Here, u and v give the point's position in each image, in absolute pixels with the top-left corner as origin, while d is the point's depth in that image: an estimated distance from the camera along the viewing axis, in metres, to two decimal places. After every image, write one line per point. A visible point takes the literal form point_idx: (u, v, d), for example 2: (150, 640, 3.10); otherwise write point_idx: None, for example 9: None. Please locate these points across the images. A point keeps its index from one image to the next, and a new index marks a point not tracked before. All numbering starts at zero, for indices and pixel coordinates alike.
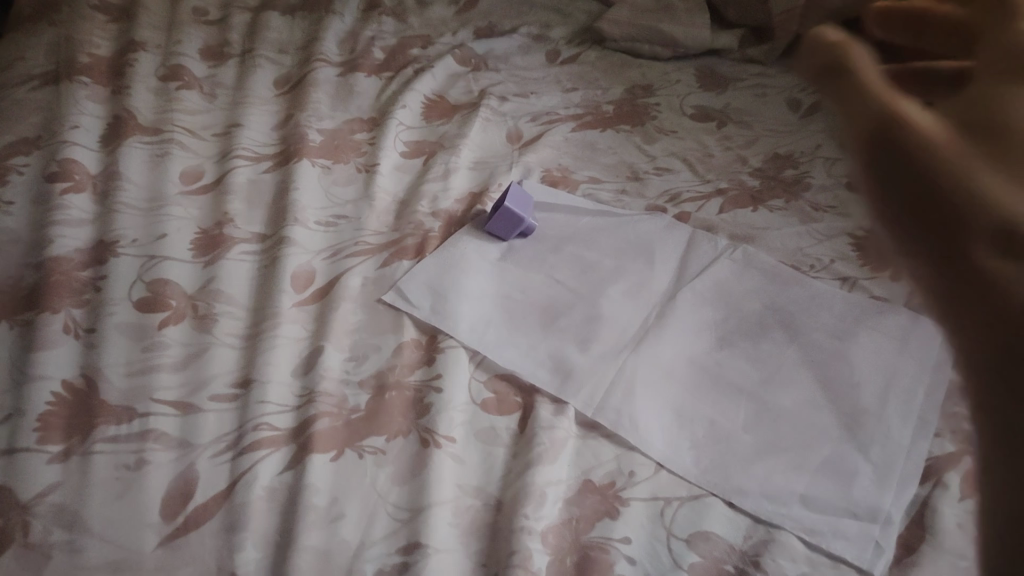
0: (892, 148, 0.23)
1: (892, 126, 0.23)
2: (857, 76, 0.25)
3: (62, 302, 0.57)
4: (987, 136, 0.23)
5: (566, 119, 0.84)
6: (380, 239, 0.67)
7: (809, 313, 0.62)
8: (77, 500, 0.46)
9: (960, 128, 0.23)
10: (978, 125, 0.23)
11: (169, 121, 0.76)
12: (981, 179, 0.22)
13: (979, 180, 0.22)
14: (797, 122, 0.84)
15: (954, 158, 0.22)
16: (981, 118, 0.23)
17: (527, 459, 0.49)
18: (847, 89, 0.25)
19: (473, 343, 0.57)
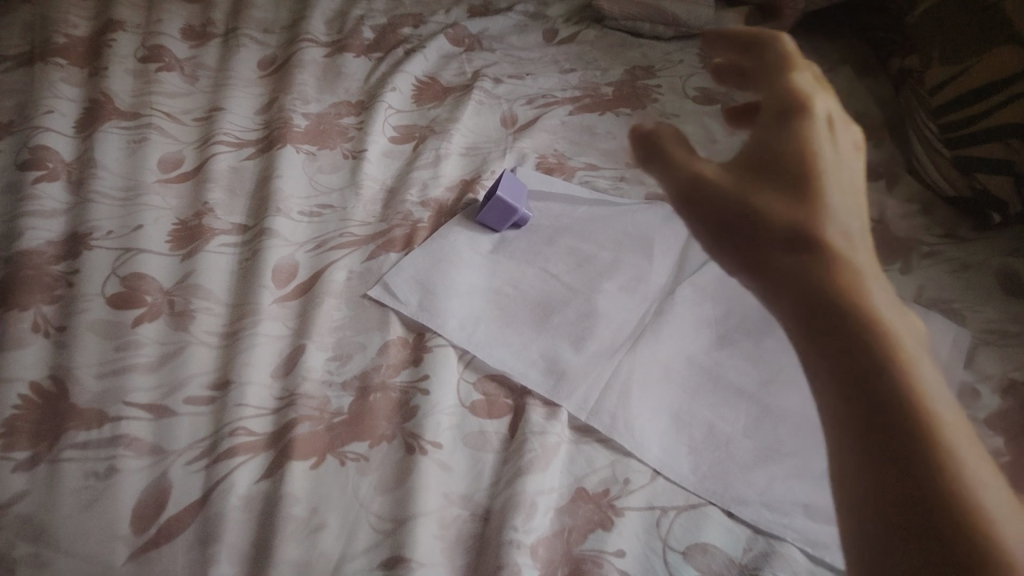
0: (699, 205, 0.36)
1: (694, 183, 0.36)
2: (668, 154, 0.38)
3: (32, 299, 0.55)
4: (765, 171, 0.34)
5: (563, 101, 0.80)
6: (366, 230, 0.64)
7: None
8: (44, 510, 0.44)
9: (743, 168, 0.35)
10: (764, 162, 0.34)
11: (148, 106, 0.73)
12: (764, 203, 0.33)
13: (758, 206, 0.33)
14: None
15: (738, 192, 0.34)
16: (767, 156, 0.34)
17: (518, 466, 0.47)
18: (665, 166, 0.38)
19: (462, 342, 0.55)
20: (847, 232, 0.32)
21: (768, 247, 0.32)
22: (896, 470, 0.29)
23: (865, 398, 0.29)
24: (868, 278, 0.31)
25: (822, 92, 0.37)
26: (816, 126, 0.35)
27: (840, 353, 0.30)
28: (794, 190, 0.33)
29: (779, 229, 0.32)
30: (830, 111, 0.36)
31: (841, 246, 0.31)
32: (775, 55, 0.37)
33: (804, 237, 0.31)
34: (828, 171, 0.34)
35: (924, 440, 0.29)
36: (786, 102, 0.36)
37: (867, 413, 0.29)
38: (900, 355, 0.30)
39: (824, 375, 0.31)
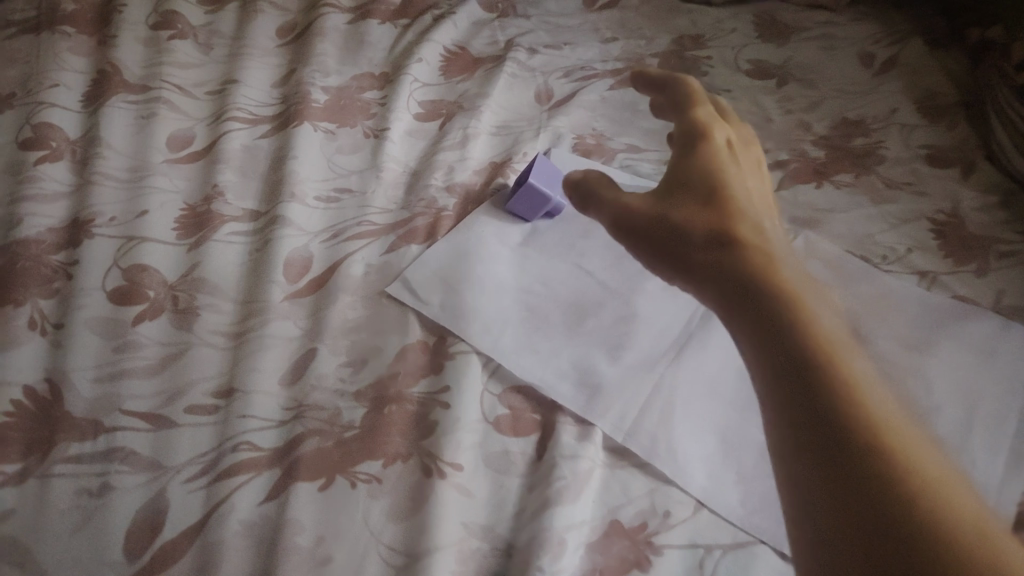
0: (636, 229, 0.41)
1: (620, 216, 0.42)
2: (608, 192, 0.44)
3: (29, 294, 0.51)
4: (684, 194, 0.41)
5: (603, 74, 0.74)
6: (386, 218, 0.59)
7: (880, 320, 0.52)
8: (32, 532, 0.41)
9: (670, 190, 0.41)
10: (683, 183, 0.41)
11: (158, 77, 0.69)
12: (689, 214, 0.40)
13: (681, 217, 0.40)
14: (869, 80, 0.74)
15: (665, 208, 0.41)
16: (684, 179, 0.42)
17: (545, 495, 0.42)
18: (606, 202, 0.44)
19: (486, 348, 0.50)
20: (757, 231, 0.39)
21: (692, 248, 0.39)
22: (820, 418, 0.32)
23: (783, 358, 0.34)
24: (777, 259, 0.38)
25: (721, 124, 0.45)
26: (718, 151, 0.43)
27: (760, 322, 0.35)
28: (711, 203, 0.40)
29: (701, 229, 0.39)
30: (727, 142, 0.44)
31: (751, 239, 0.38)
32: (677, 100, 0.46)
33: (724, 234, 0.38)
34: (736, 186, 0.41)
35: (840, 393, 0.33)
36: (692, 133, 0.43)
37: (785, 370, 0.34)
38: (807, 319, 0.35)
39: (751, 344, 0.36)
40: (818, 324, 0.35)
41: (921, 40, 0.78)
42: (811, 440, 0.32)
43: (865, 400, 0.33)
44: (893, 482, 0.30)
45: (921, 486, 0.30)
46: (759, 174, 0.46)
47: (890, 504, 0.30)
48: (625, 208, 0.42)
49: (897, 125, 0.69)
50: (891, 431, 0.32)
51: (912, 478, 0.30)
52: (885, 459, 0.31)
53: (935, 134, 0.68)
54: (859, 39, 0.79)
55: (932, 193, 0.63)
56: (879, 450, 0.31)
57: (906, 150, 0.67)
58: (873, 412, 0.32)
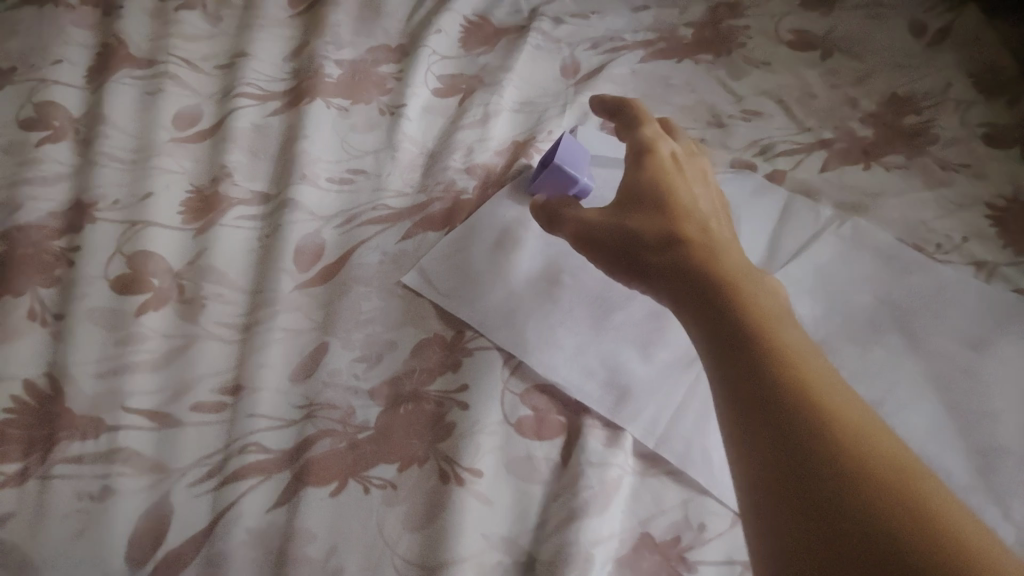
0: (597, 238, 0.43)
1: (580, 229, 0.44)
2: (572, 207, 0.46)
3: (29, 282, 0.49)
4: (638, 203, 0.43)
5: (633, 46, 0.70)
6: (403, 202, 0.56)
7: (933, 316, 0.49)
8: (30, 537, 0.39)
9: (628, 199, 0.44)
10: (635, 190, 0.44)
11: (164, 51, 0.66)
12: (639, 217, 0.43)
13: (635, 221, 0.42)
14: (920, 53, 0.69)
15: (619, 214, 0.43)
16: (635, 186, 0.44)
17: (571, 506, 0.40)
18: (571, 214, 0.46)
19: (509, 343, 0.47)
20: (701, 228, 0.42)
21: (643, 248, 0.41)
22: (761, 388, 0.33)
23: (722, 336, 0.35)
24: (719, 249, 0.40)
25: (667, 142, 0.49)
26: (666, 165, 0.46)
27: (699, 306, 0.37)
28: (658, 206, 0.43)
29: (651, 229, 0.42)
30: (675, 158, 0.47)
31: (694, 235, 0.41)
32: (630, 120, 0.51)
33: (669, 232, 0.41)
34: (681, 192, 0.44)
35: (785, 366, 0.33)
36: (639, 147, 0.47)
37: (724, 346, 0.35)
38: (746, 299, 0.37)
39: (695, 328, 0.37)
40: (756, 302, 0.37)
41: (976, 8, 0.72)
42: (753, 412, 0.32)
43: (808, 371, 0.33)
44: (834, 441, 0.30)
45: (861, 442, 0.30)
46: (707, 184, 0.49)
47: (831, 462, 0.29)
48: (586, 219, 0.44)
49: (950, 102, 0.64)
50: (830, 395, 0.32)
51: (853, 435, 0.30)
52: (824, 420, 0.31)
53: (991, 111, 0.63)
54: (910, 7, 0.74)
55: (990, 176, 0.58)
56: (820, 414, 0.31)
57: (961, 128, 0.62)
58: (814, 379, 0.33)
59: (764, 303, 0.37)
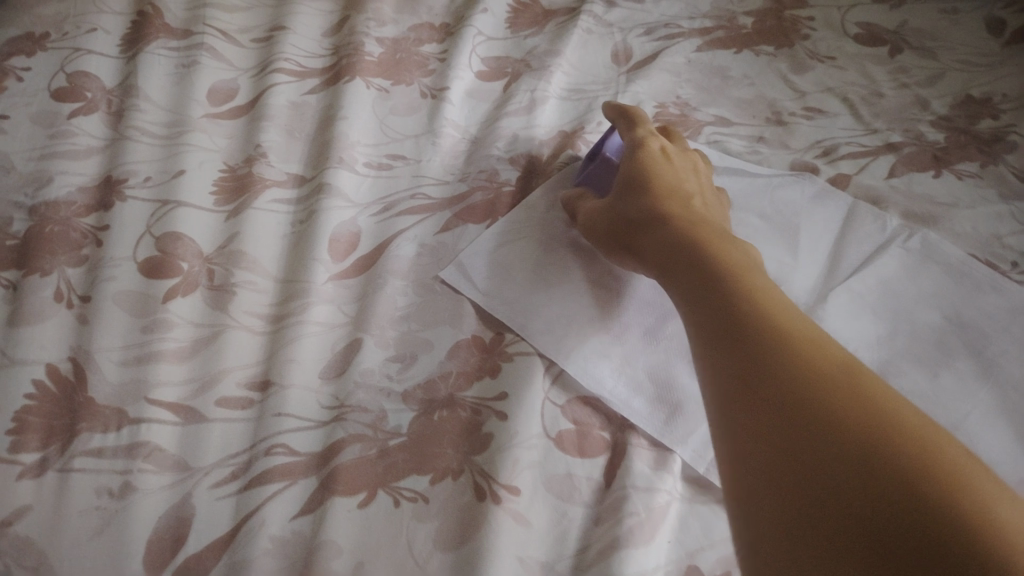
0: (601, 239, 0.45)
1: (589, 221, 0.46)
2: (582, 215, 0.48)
3: (55, 262, 0.47)
4: (629, 188, 0.45)
5: (690, 33, 0.67)
6: (442, 191, 0.53)
7: (1009, 341, 0.45)
8: (47, 533, 0.37)
9: (620, 189, 0.45)
10: (625, 182, 0.45)
11: (201, 22, 0.63)
12: (627, 203, 0.44)
13: (624, 207, 0.44)
14: (998, 52, 0.65)
15: (611, 205, 0.45)
16: (626, 178, 0.46)
17: (614, 533, 0.37)
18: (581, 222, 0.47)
19: (550, 350, 0.44)
20: (684, 204, 0.43)
21: (632, 225, 0.43)
22: (728, 328, 0.32)
23: (697, 289, 0.35)
24: (699, 218, 0.41)
25: (660, 137, 0.49)
26: (656, 154, 0.47)
27: (677, 267, 0.38)
28: (643, 188, 0.44)
29: (636, 208, 0.43)
30: (666, 148, 0.48)
31: (676, 208, 0.42)
32: (626, 116, 0.51)
33: (650, 208, 0.42)
34: (670, 176, 0.45)
35: (750, 308, 0.32)
36: (633, 140, 0.48)
37: (697, 298, 0.35)
38: (721, 255, 0.37)
39: (672, 287, 0.38)
40: (730, 257, 0.37)
41: None
42: (718, 351, 0.31)
43: (774, 309, 0.33)
44: (796, 367, 0.29)
45: (826, 370, 0.29)
46: (702, 176, 0.48)
47: (817, 411, 0.27)
48: (590, 213, 0.47)
49: None
50: (793, 327, 0.31)
51: (814, 361, 0.29)
52: (809, 373, 0.29)
53: None
54: (986, 3, 0.69)
55: None
56: (782, 343, 0.30)
57: None
58: (785, 320, 0.32)
59: (736, 255, 0.37)
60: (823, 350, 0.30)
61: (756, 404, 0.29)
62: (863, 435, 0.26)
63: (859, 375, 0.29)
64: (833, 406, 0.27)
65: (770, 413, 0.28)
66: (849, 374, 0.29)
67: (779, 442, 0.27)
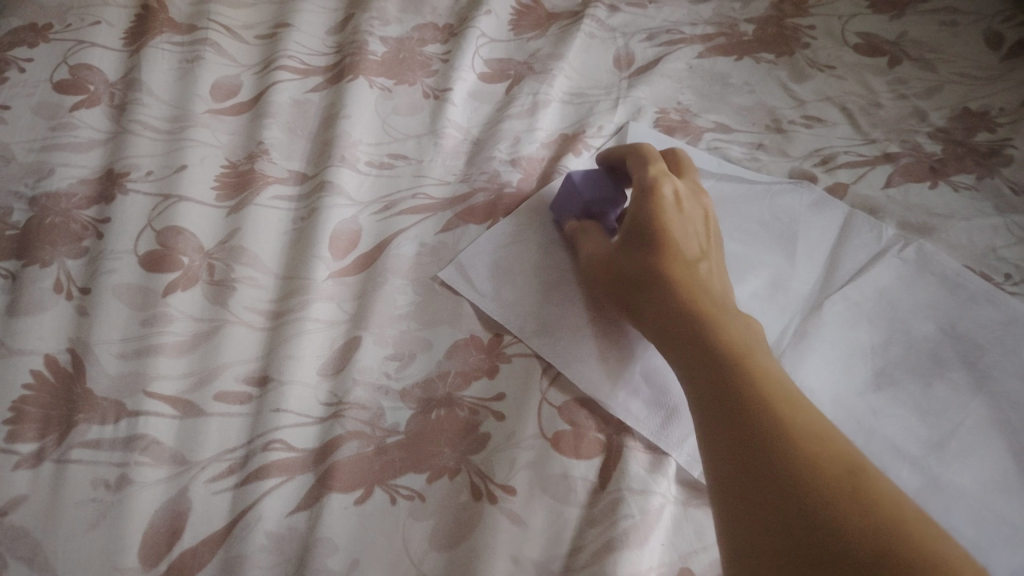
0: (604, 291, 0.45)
1: (589, 263, 0.46)
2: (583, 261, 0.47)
3: (55, 253, 0.47)
4: (634, 242, 0.44)
5: (692, 39, 0.67)
6: (443, 192, 0.53)
7: (1003, 353, 0.45)
8: (43, 524, 0.37)
9: (623, 239, 0.45)
10: (630, 231, 0.44)
11: (205, 17, 0.64)
12: (627, 260, 0.43)
13: (625, 261, 0.43)
14: (996, 65, 0.65)
15: (611, 260, 0.44)
16: (631, 227, 0.44)
17: (609, 534, 0.38)
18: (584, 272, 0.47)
19: (548, 353, 0.45)
20: (689, 266, 0.42)
21: (632, 285, 0.42)
22: (732, 423, 0.33)
23: (699, 373, 0.36)
24: (702, 288, 0.41)
25: (671, 178, 0.47)
26: (665, 201, 0.45)
27: (681, 344, 0.38)
28: (646, 242, 0.43)
29: (639, 267, 0.42)
30: (677, 193, 0.46)
31: (681, 270, 0.42)
32: (636, 156, 0.49)
33: (651, 269, 0.42)
34: (678, 229, 0.44)
35: (755, 401, 0.33)
36: (642, 185, 0.46)
37: (701, 384, 0.35)
38: (726, 337, 0.37)
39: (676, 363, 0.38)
40: (733, 339, 0.37)
41: None
42: (723, 448, 0.32)
43: (779, 400, 0.33)
44: (802, 468, 0.30)
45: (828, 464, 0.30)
46: (711, 224, 0.47)
47: (823, 504, 0.28)
48: (591, 258, 0.46)
49: None
50: (798, 420, 0.32)
51: (817, 455, 0.30)
52: (811, 466, 0.30)
53: None
54: (985, 16, 0.70)
55: None
56: (789, 443, 0.31)
57: None
58: (790, 406, 0.33)
59: (740, 336, 0.37)
60: (831, 451, 0.31)
61: (759, 511, 0.30)
62: (871, 550, 0.26)
63: (865, 475, 0.29)
64: (840, 511, 0.28)
65: (774, 507, 0.29)
66: (856, 475, 0.29)
67: (782, 555, 0.28)
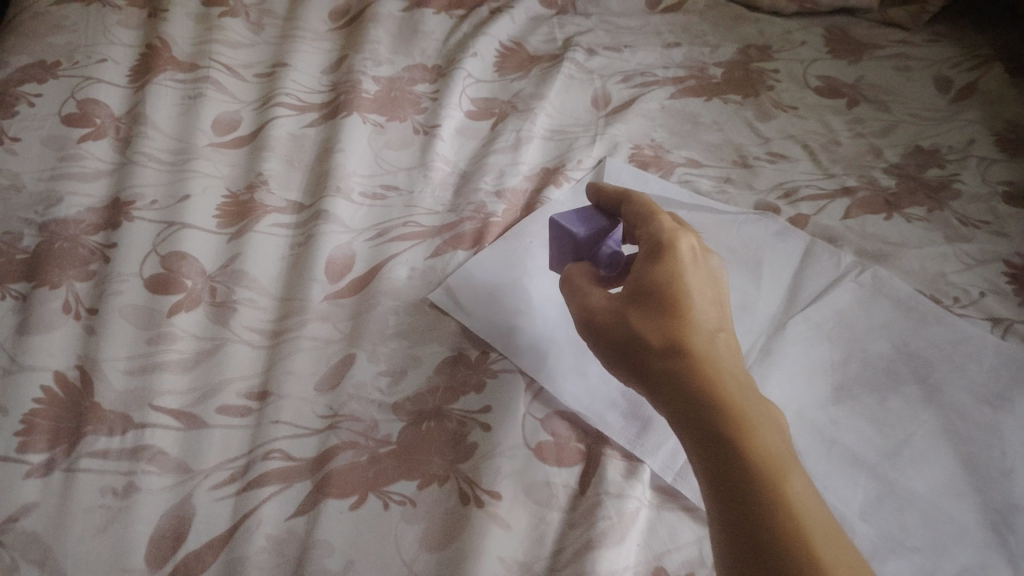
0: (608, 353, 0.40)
1: (589, 314, 0.42)
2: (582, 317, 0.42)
3: (64, 276, 0.50)
4: (645, 301, 0.39)
5: (664, 81, 0.72)
6: (433, 221, 0.57)
7: (952, 368, 0.49)
8: (53, 529, 0.39)
9: (633, 297, 0.40)
10: (641, 295, 0.40)
11: (207, 56, 0.67)
12: (638, 322, 0.39)
13: (635, 321, 0.39)
14: (945, 106, 0.71)
15: (617, 318, 0.40)
16: (643, 284, 0.40)
17: (588, 535, 0.40)
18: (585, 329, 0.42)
19: (532, 369, 0.48)
20: (709, 336, 0.37)
21: (646, 352, 0.37)
22: (761, 555, 0.30)
23: (722, 482, 0.32)
24: (724, 364, 0.36)
25: (688, 233, 0.43)
26: (682, 258, 0.41)
27: (701, 439, 0.34)
28: (660, 307, 0.38)
29: (655, 333, 0.38)
30: (695, 249, 0.42)
31: (701, 342, 0.37)
32: (641, 212, 0.45)
33: (670, 337, 0.37)
34: (695, 294, 0.39)
35: (783, 532, 0.30)
36: (656, 241, 0.42)
37: (723, 494, 0.32)
38: (754, 441, 0.33)
39: (695, 459, 0.34)
40: (761, 443, 0.33)
41: (1001, 66, 0.74)
42: None
43: (810, 534, 0.30)
44: None
45: None
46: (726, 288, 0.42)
47: None
48: (595, 311, 0.41)
49: (974, 158, 0.65)
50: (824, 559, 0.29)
51: None
52: None
53: (1014, 168, 0.64)
54: (935, 62, 0.76)
55: (1011, 233, 0.59)
56: None
57: (983, 185, 0.63)
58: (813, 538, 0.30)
59: (766, 436, 0.33)
60: None
61: None
62: None
63: None
64: None
65: None
66: None
67: None
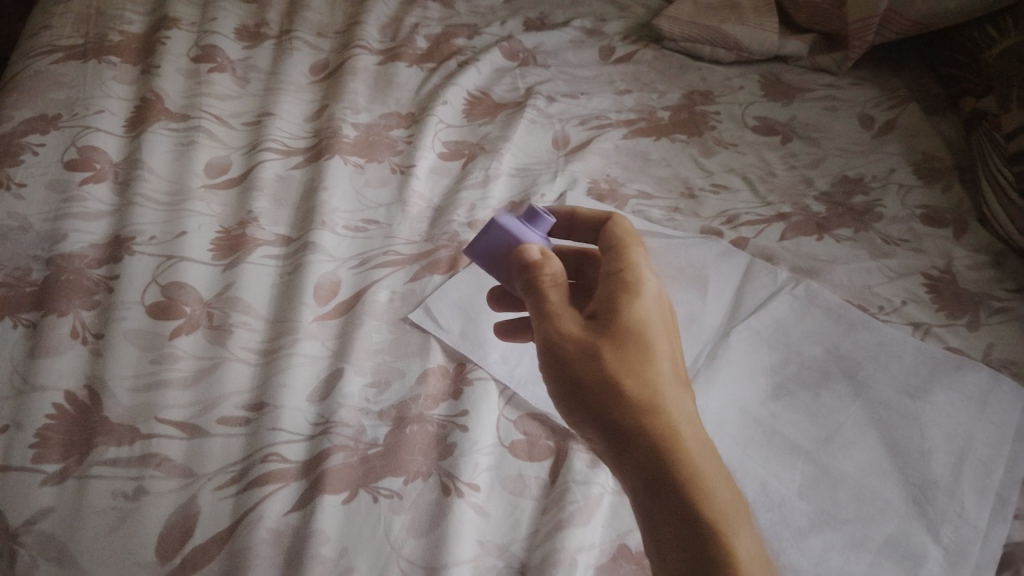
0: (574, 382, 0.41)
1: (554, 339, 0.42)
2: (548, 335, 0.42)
3: (71, 305, 0.54)
4: (622, 345, 0.41)
5: (617, 124, 0.79)
6: (411, 250, 0.62)
7: (876, 365, 0.55)
8: (69, 529, 0.43)
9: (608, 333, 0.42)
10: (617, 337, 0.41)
11: (197, 107, 0.73)
12: (615, 364, 0.40)
13: (614, 365, 0.40)
14: (867, 141, 0.79)
15: (596, 353, 0.41)
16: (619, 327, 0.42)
17: (558, 518, 0.45)
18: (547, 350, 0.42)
19: (504, 377, 0.53)
20: (677, 397, 0.40)
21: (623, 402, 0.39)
22: None
23: (696, 560, 0.35)
24: (692, 430, 0.39)
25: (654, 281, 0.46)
26: (652, 307, 0.43)
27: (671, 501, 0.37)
28: (635, 355, 0.41)
29: (634, 383, 0.40)
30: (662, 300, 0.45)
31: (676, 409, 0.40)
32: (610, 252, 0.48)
33: (650, 397, 0.39)
34: (663, 348, 0.42)
35: None
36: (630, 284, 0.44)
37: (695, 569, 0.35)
38: (722, 520, 0.36)
39: (668, 532, 0.37)
40: (732, 525, 0.36)
41: (916, 105, 0.83)
42: None
43: None
44: None
45: None
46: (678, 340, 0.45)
47: None
48: (564, 335, 0.42)
49: (895, 185, 0.73)
50: None
51: None
52: None
53: (929, 194, 0.72)
54: (859, 103, 0.84)
55: (928, 250, 0.66)
56: None
57: (903, 209, 0.70)
58: None
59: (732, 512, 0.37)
60: None
61: None
62: None
63: None
64: None
65: None
66: None
67: None
